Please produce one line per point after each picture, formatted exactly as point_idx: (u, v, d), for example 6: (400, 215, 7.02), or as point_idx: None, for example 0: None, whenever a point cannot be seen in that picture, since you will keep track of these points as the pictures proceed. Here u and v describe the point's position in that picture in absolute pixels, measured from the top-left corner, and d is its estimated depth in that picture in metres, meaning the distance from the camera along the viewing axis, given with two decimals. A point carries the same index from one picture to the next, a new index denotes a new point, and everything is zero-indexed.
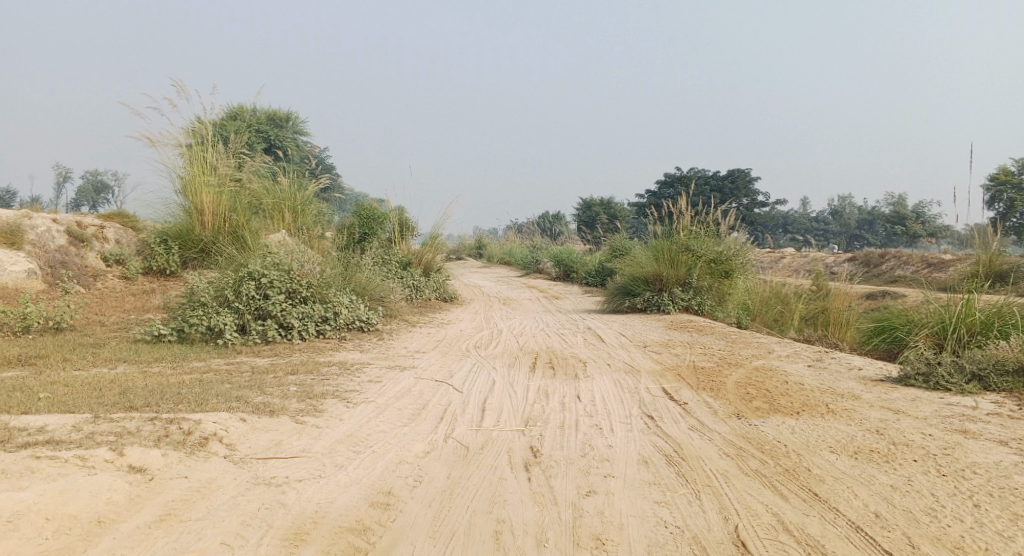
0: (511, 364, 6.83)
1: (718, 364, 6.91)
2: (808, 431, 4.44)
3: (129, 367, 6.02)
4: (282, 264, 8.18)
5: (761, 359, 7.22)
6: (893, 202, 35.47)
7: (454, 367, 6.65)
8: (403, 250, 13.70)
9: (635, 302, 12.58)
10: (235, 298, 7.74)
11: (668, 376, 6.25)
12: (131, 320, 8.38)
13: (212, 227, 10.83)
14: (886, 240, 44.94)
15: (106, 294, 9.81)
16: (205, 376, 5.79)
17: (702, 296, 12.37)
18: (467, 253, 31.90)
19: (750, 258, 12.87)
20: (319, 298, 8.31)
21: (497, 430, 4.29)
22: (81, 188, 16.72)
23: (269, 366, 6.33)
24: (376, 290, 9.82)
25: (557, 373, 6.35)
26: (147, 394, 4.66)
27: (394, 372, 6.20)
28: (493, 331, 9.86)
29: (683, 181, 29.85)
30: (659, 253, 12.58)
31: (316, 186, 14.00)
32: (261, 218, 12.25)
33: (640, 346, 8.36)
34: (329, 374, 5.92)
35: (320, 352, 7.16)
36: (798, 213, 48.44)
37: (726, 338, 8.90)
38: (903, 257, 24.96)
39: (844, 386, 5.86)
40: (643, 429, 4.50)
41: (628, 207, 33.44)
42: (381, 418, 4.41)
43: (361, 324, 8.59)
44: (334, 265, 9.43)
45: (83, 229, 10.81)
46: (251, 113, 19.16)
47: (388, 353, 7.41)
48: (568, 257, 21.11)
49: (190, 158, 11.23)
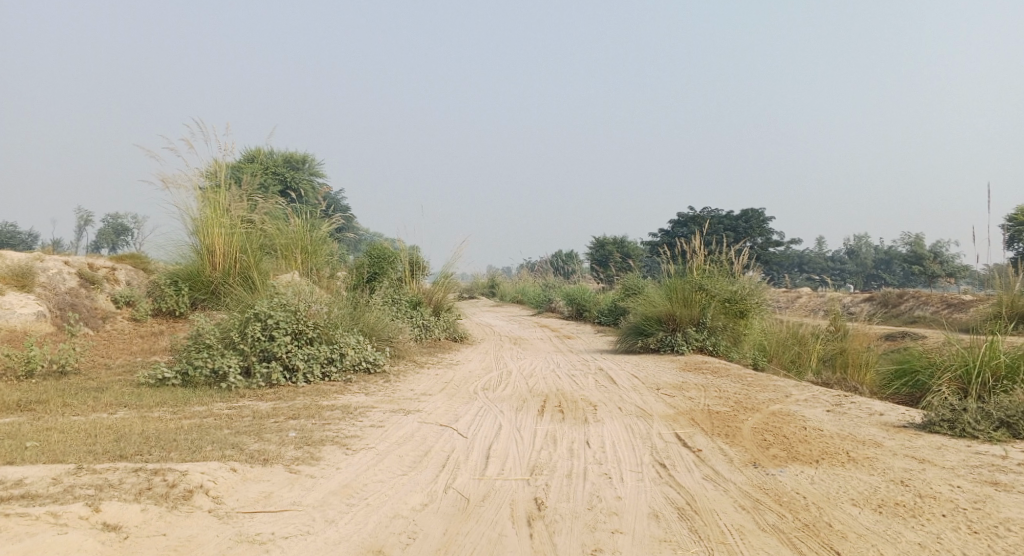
0: (519, 408, 6.66)
1: (733, 408, 6.69)
2: (829, 482, 4.21)
3: (129, 412, 5.92)
4: (289, 304, 8.09)
5: (777, 402, 6.99)
6: (910, 241, 35.08)
7: (460, 410, 6.49)
8: (413, 289, 13.64)
9: (648, 342, 12.38)
10: (240, 340, 7.65)
11: (681, 421, 6.03)
12: (137, 363, 8.32)
13: (222, 268, 10.84)
14: (904, 278, 44.37)
15: (114, 335, 9.80)
16: (204, 420, 5.68)
17: (717, 337, 12.16)
18: (480, 293, 31.84)
19: (765, 298, 12.66)
20: (325, 338, 8.21)
21: (500, 479, 4.12)
22: (100, 230, 16.94)
23: (271, 410, 6.21)
24: (384, 330, 9.71)
25: (566, 417, 6.17)
26: (142, 440, 4.55)
27: (398, 416, 6.05)
28: (503, 372, 9.69)
29: (697, 221, 29.76)
30: (672, 292, 12.42)
31: (328, 226, 14.05)
32: (272, 259, 12.27)
33: (653, 388, 8.15)
34: (332, 419, 5.78)
35: (324, 395, 7.03)
36: (814, 253, 48.07)
37: (741, 380, 8.67)
38: (922, 296, 24.53)
39: (866, 433, 5.61)
40: (654, 478, 4.30)
41: (641, 247, 33.35)
42: (380, 466, 4.25)
43: (368, 365, 8.47)
44: (343, 306, 9.36)
45: (95, 270, 10.87)
46: (267, 156, 19.43)
47: (394, 395, 7.26)
48: (581, 296, 20.96)
49: (203, 199, 11.31)
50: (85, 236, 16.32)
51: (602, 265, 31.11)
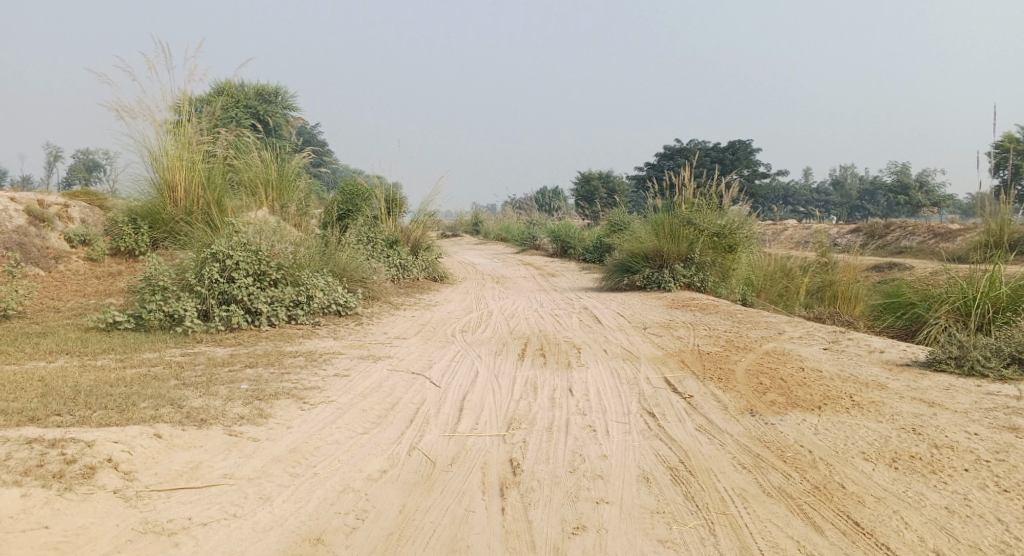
0: (498, 352, 6.23)
1: (725, 348, 6.30)
2: (835, 432, 3.83)
3: (69, 361, 5.41)
4: (250, 243, 7.50)
5: (771, 341, 6.60)
6: (896, 172, 34.66)
7: (434, 356, 6.04)
8: (390, 227, 13.02)
9: (634, 279, 11.94)
10: (197, 282, 7.08)
11: (670, 364, 5.63)
12: (90, 307, 7.75)
13: (183, 205, 10.16)
14: (887, 210, 44.37)
15: (68, 278, 9.18)
16: (153, 370, 5.19)
17: (705, 273, 11.70)
18: (463, 230, 31.23)
19: (754, 232, 12.20)
20: (291, 279, 7.67)
21: (474, 436, 3.69)
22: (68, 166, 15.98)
23: (228, 357, 5.72)
24: (357, 270, 9.19)
25: (548, 361, 5.74)
26: (71, 395, 4.06)
27: (366, 362, 5.59)
28: (483, 312, 9.26)
29: (683, 153, 29.08)
30: (659, 227, 11.93)
31: (299, 162, 13.29)
32: (240, 194, 11.55)
33: (639, 328, 7.75)
34: (293, 367, 5.31)
35: (288, 341, 6.55)
36: (799, 185, 47.67)
37: (731, 318, 8.28)
38: (909, 227, 24.28)
39: (867, 374, 5.24)
40: (644, 431, 3.90)
41: (627, 181, 32.69)
42: (338, 423, 3.80)
43: (338, 307, 7.98)
44: (311, 245, 8.77)
45: (45, 208, 10.14)
46: (236, 87, 18.34)
47: (365, 339, 6.80)
48: (565, 232, 20.45)
49: (161, 130, 10.46)
50: (50, 172, 15.45)
51: (587, 200, 30.49)
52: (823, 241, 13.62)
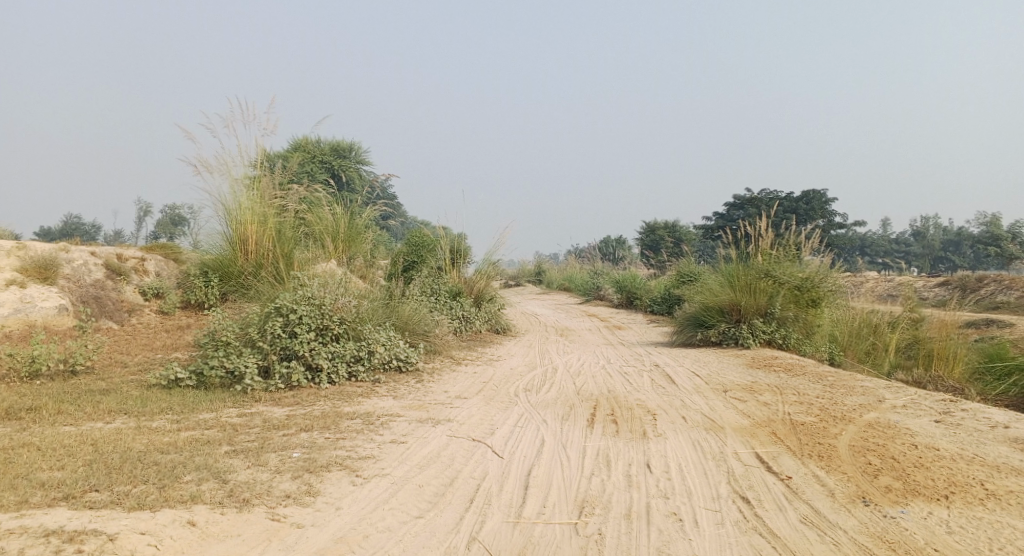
0: (566, 416, 5.79)
1: (819, 418, 5.65)
2: (974, 532, 3.19)
3: (127, 422, 5.29)
4: (313, 296, 7.36)
5: (872, 411, 5.89)
6: (986, 222, 32.54)
7: (497, 419, 5.64)
8: (454, 278, 12.85)
9: (708, 335, 11.25)
10: (259, 337, 6.95)
11: (760, 437, 5.04)
12: (156, 362, 7.76)
13: (252, 258, 10.27)
14: (975, 259, 41.81)
15: (139, 331, 9.33)
16: (207, 433, 5.01)
17: (787, 329, 10.91)
18: (527, 280, 31.07)
19: (839, 284, 11.36)
20: (353, 334, 7.49)
21: (541, 523, 3.26)
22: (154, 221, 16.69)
23: (284, 419, 5.49)
24: (419, 324, 8.96)
25: (621, 429, 5.26)
26: (117, 463, 3.87)
27: (426, 426, 5.25)
28: (548, 369, 8.82)
29: (753, 203, 28.23)
30: (733, 279, 11.27)
31: (367, 215, 13.41)
32: (309, 247, 11.64)
33: (718, 390, 7.13)
34: (349, 431, 5.01)
35: (346, 400, 6.30)
36: (877, 235, 45.51)
37: (821, 381, 7.54)
38: (1006, 280, 22.49)
39: (997, 454, 4.51)
40: (739, 523, 3.37)
41: (695, 230, 31.89)
42: (392, 503, 3.43)
43: (399, 363, 7.73)
44: (374, 299, 8.60)
45: (122, 262, 10.43)
46: (311, 144, 18.93)
47: (424, 399, 6.47)
48: (631, 283, 19.89)
49: (235, 185, 10.68)
50: (139, 226, 16.18)
51: (653, 250, 29.84)
52: (913, 294, 12.73)
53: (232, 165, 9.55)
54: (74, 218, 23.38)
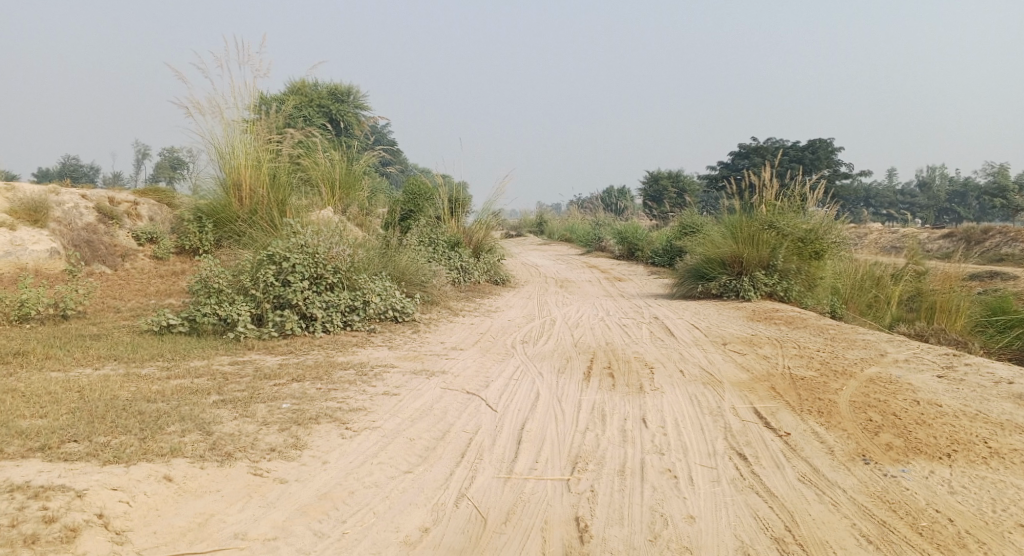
0: (562, 369, 5.70)
1: (820, 373, 5.56)
2: (976, 492, 3.10)
3: (116, 368, 5.20)
4: (307, 244, 7.20)
5: (874, 366, 5.79)
6: (994, 174, 32.05)
7: (492, 371, 5.55)
8: (453, 227, 12.66)
9: (709, 287, 11.12)
10: (252, 285, 6.81)
11: (759, 392, 4.96)
12: (149, 308, 7.66)
13: (246, 204, 10.06)
14: (981, 211, 41.44)
15: (132, 276, 9.21)
16: (197, 380, 4.93)
17: (789, 282, 10.73)
18: (529, 230, 30.85)
19: (844, 236, 11.17)
20: (348, 283, 7.35)
21: (533, 479, 3.18)
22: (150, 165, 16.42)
23: (276, 369, 5.40)
24: (416, 274, 8.84)
25: (618, 382, 5.17)
26: (101, 411, 3.77)
27: (420, 377, 5.16)
28: (546, 320, 8.73)
29: (759, 153, 27.74)
30: (736, 230, 11.07)
31: (364, 162, 13.13)
32: (305, 193, 11.41)
33: (718, 343, 7.04)
34: (341, 382, 4.92)
35: (340, 350, 6.21)
36: (883, 186, 44.98)
37: (822, 335, 7.44)
38: (1011, 232, 22.25)
39: (1001, 411, 4.42)
40: (735, 480, 3.29)
41: (698, 180, 31.47)
42: (380, 457, 3.35)
43: (395, 313, 7.63)
44: (370, 248, 8.45)
45: (115, 206, 10.23)
46: (309, 87, 18.45)
47: (420, 350, 6.38)
48: (632, 233, 19.68)
49: (227, 129, 10.37)
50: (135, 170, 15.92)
51: (656, 200, 29.49)
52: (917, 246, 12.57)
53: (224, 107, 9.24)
54: (71, 160, 23.03)
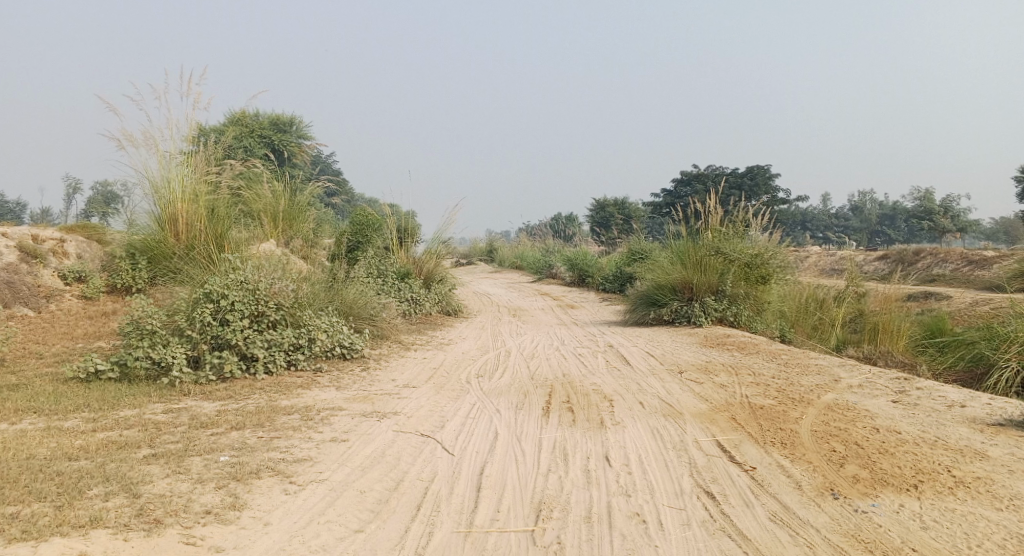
0: (519, 405, 5.51)
1: (778, 401, 5.53)
2: (949, 527, 3.04)
3: (34, 422, 4.75)
4: (247, 280, 6.85)
5: (829, 392, 5.80)
6: (920, 197, 33.68)
7: (447, 411, 5.32)
8: (402, 258, 12.39)
9: (660, 313, 11.13)
10: (188, 325, 6.42)
11: (721, 423, 4.87)
12: (75, 352, 7.14)
13: (183, 239, 9.60)
14: (909, 233, 43.50)
15: (58, 318, 8.62)
16: (126, 432, 4.55)
17: (738, 306, 10.83)
18: (479, 259, 30.71)
19: (788, 260, 11.39)
20: (291, 320, 7.02)
21: (495, 533, 2.99)
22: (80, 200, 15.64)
23: (215, 416, 5.04)
24: (364, 308, 8.55)
25: (578, 418, 5.01)
26: (12, 475, 3.39)
27: (370, 420, 4.89)
28: (500, 352, 8.54)
29: (701, 180, 28.44)
30: (685, 257, 11.17)
31: (308, 193, 12.78)
32: (247, 226, 10.98)
33: (674, 372, 6.98)
34: (285, 429, 4.61)
35: (284, 392, 5.88)
36: (818, 211, 46.76)
37: (775, 360, 7.46)
38: (940, 253, 23.29)
39: (959, 436, 4.43)
40: (706, 522, 3.16)
41: (644, 207, 32.03)
42: (329, 514, 3.09)
43: (343, 350, 7.33)
44: (315, 282, 8.12)
45: (39, 243, 9.61)
46: (251, 117, 17.99)
47: (370, 389, 6.09)
48: (582, 260, 19.75)
49: (163, 161, 9.91)
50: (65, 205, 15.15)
51: (604, 227, 29.82)
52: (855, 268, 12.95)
53: (160, 139, 8.82)
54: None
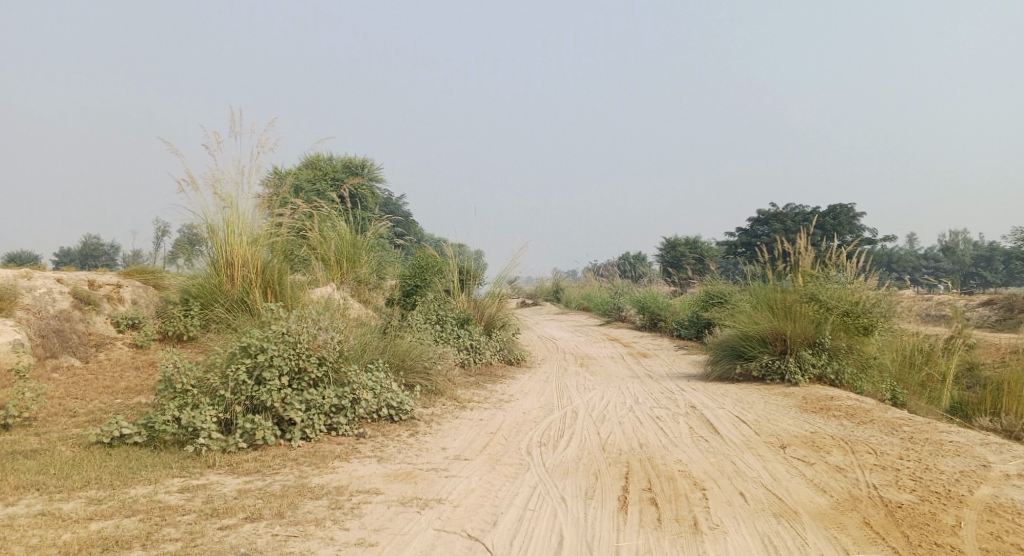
0: (590, 491, 4.57)
1: (920, 496, 4.37)
2: None
3: (32, 504, 4.15)
4: (289, 332, 6.20)
5: (984, 485, 4.58)
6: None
7: (501, 498, 4.41)
8: (463, 303, 11.64)
9: (748, 368, 9.88)
10: (221, 384, 5.81)
11: (851, 531, 3.78)
12: (109, 410, 6.64)
13: (233, 283, 9.12)
14: (1009, 274, 40.07)
15: (104, 369, 8.27)
16: (124, 521, 3.87)
17: (840, 362, 9.43)
18: (544, 299, 30.00)
19: (894, 308, 9.99)
20: (335, 377, 6.32)
21: None
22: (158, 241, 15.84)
23: (232, 499, 4.31)
24: (417, 361, 7.78)
25: (664, 516, 4.03)
26: None
27: (409, 512, 4.06)
28: (566, 413, 7.59)
29: (778, 219, 26.86)
30: (773, 304, 9.94)
31: (370, 235, 12.31)
32: (303, 269, 10.49)
33: (775, 447, 5.84)
34: (305, 524, 3.82)
35: (317, 465, 5.12)
36: (905, 250, 43.82)
37: (898, 434, 6.20)
38: None
39: None
40: None
41: (717, 246, 30.56)
42: None
43: (391, 411, 6.57)
44: (365, 332, 7.41)
45: (94, 289, 9.40)
46: (324, 161, 18.09)
47: (415, 463, 5.27)
48: (653, 302, 18.61)
49: (224, 205, 9.49)
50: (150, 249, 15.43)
51: (675, 267, 28.49)
52: (956, 309, 11.48)
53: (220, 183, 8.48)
54: (93, 238, 22.73)
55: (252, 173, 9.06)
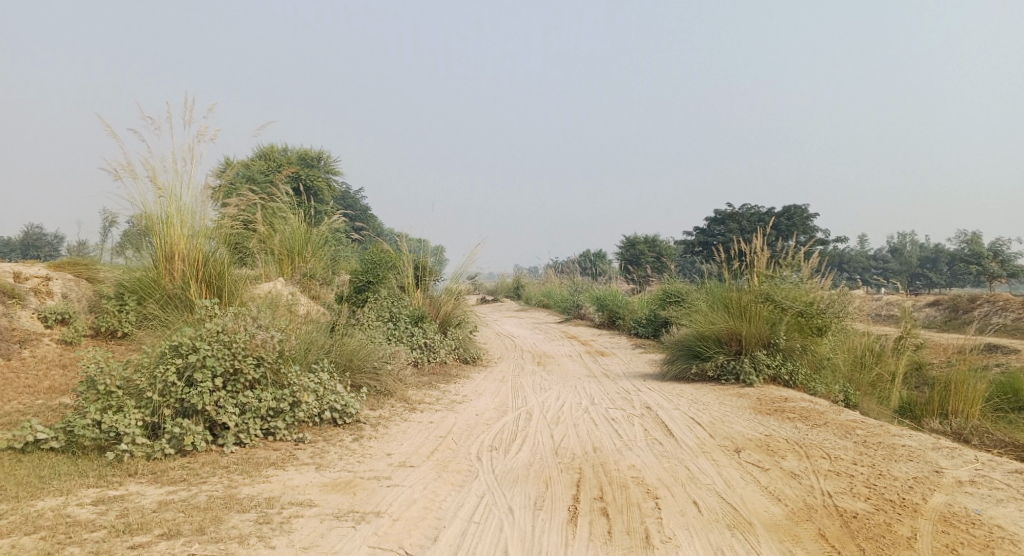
0: (539, 500, 4.35)
1: (875, 504, 4.28)
2: None
3: None
4: (224, 330, 5.82)
5: (937, 492, 4.52)
6: (967, 240, 31.81)
7: (444, 510, 4.15)
8: (418, 299, 11.32)
9: (704, 368, 9.81)
10: (148, 385, 5.40)
11: (807, 544, 3.65)
12: (27, 412, 6.14)
13: (171, 277, 8.63)
14: (952, 276, 41.50)
15: (27, 366, 7.72)
16: (22, 541, 3.48)
17: (794, 363, 9.44)
18: (504, 295, 29.79)
19: (847, 309, 10.05)
20: (274, 379, 5.96)
21: None
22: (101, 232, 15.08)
23: (150, 513, 3.95)
24: (365, 361, 7.45)
25: (615, 528, 3.84)
26: None
27: (344, 527, 3.77)
28: (520, 415, 7.37)
29: (735, 218, 27.20)
30: (729, 304, 9.88)
31: (323, 229, 11.88)
32: (249, 262, 10.03)
33: (730, 451, 5.72)
34: (228, 542, 3.50)
35: (249, 473, 4.78)
36: (856, 251, 44.99)
37: (851, 437, 6.15)
38: (997, 301, 21.49)
39: None
40: None
41: (676, 245, 30.80)
42: None
43: (334, 414, 6.25)
44: (310, 330, 7.05)
45: (20, 282, 8.78)
46: (278, 151, 17.52)
47: (356, 470, 4.97)
48: (612, 300, 18.56)
49: (163, 194, 8.97)
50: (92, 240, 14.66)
51: (635, 264, 28.60)
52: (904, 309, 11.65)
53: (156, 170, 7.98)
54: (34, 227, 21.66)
55: (191, 160, 8.57)
